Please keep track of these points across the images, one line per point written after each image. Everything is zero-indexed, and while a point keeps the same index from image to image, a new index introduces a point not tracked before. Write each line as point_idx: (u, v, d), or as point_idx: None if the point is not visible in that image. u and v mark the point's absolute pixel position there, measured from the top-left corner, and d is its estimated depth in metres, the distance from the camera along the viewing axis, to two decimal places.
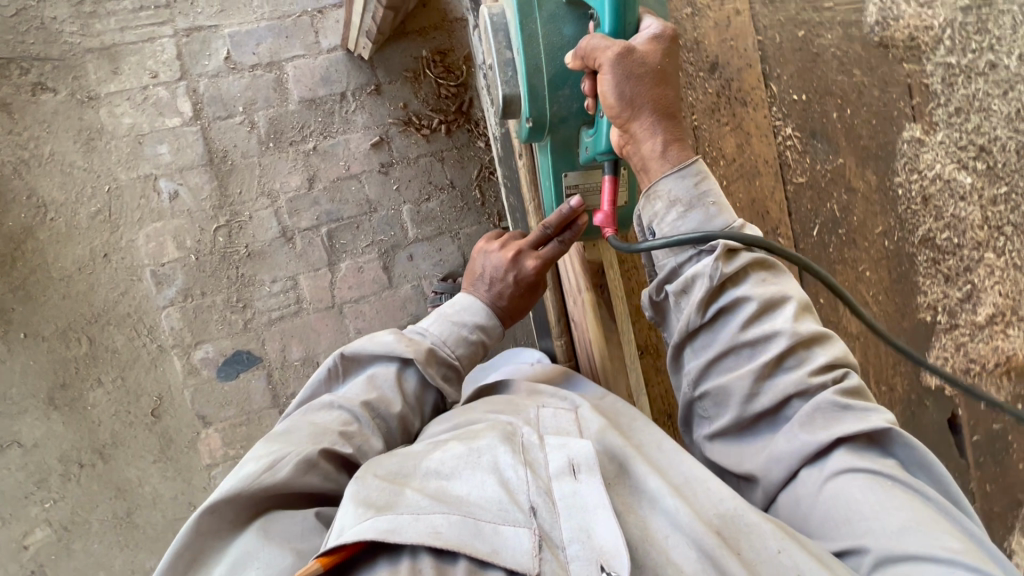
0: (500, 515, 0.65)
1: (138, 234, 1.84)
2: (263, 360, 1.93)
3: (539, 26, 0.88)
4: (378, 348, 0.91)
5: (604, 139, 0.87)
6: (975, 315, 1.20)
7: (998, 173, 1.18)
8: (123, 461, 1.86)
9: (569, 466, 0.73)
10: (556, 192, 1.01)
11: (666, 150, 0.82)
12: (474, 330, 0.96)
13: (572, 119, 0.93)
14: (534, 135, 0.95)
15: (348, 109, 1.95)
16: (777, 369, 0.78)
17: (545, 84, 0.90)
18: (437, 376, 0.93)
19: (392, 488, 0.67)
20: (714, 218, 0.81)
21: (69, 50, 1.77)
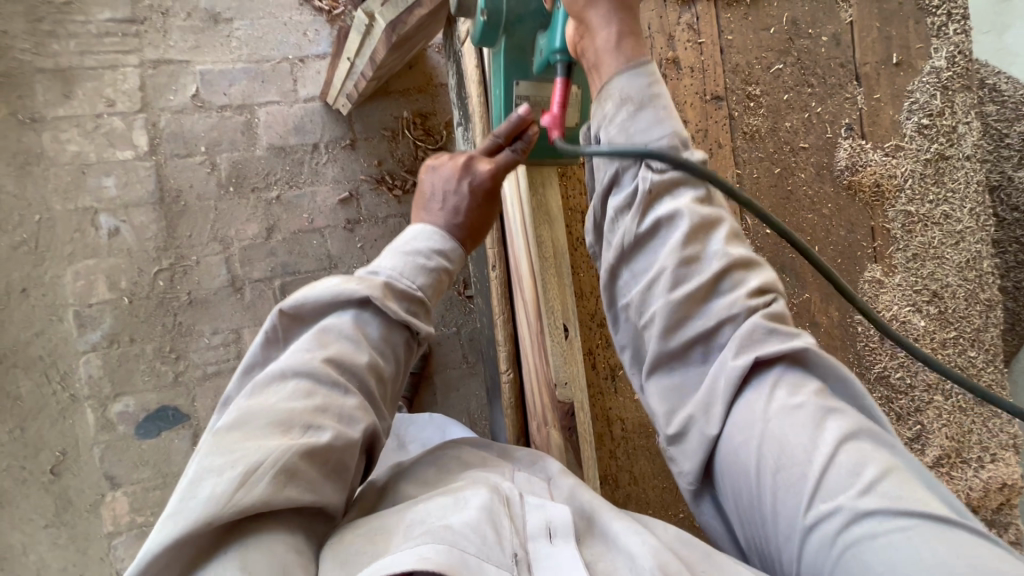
0: (482, 551, 0.50)
1: (66, 270, 1.67)
2: (190, 419, 1.76)
3: None
4: (324, 292, 0.65)
5: (559, 35, 0.71)
6: (923, 455, 1.21)
7: (947, 318, 1.23)
8: (7, 523, 1.64)
9: (547, 527, 0.57)
10: (507, 103, 0.82)
11: (621, 41, 0.65)
12: (434, 256, 0.71)
13: (531, 20, 0.76)
14: (486, 33, 0.76)
15: (319, 161, 1.88)
16: (710, 295, 0.59)
17: None
18: (402, 311, 0.67)
19: (367, 537, 0.51)
20: (664, 122, 0.64)
21: (17, 67, 1.64)
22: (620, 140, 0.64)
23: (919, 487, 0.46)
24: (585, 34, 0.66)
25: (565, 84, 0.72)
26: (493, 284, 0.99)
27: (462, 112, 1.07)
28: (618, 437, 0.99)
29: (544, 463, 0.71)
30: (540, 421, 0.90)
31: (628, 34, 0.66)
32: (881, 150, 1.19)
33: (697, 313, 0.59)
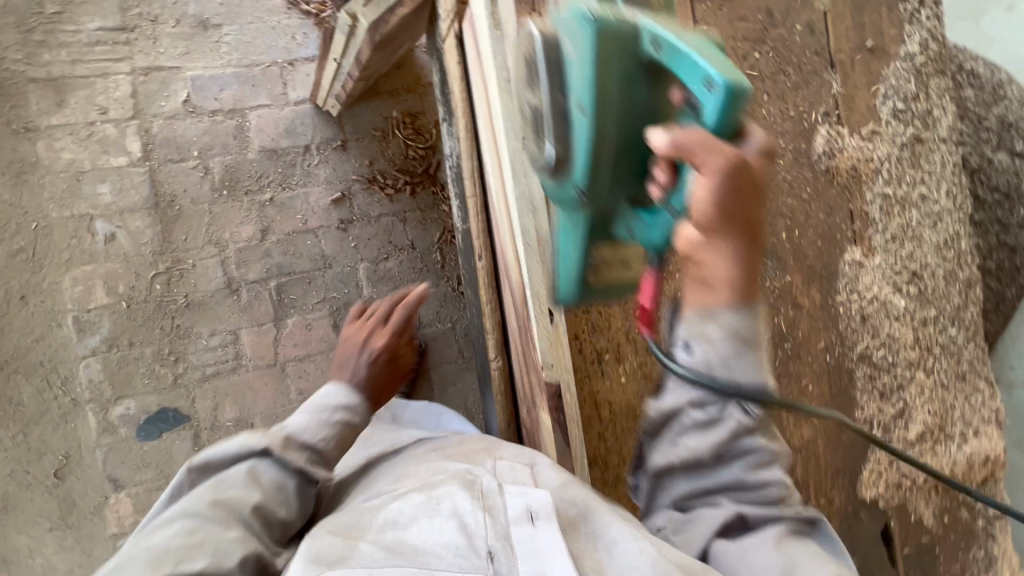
0: (453, 560, 0.61)
1: (64, 276, 1.70)
2: (191, 420, 1.79)
3: (614, 83, 0.61)
4: (228, 447, 0.80)
5: (664, 233, 0.66)
6: (907, 432, 1.23)
7: (927, 297, 1.26)
8: (13, 527, 1.66)
9: (528, 514, 0.68)
10: (576, 268, 0.75)
11: (739, 279, 0.60)
12: (336, 412, 0.92)
13: (624, 197, 0.68)
14: (573, 203, 0.69)
15: (311, 162, 1.91)
16: (765, 509, 0.68)
17: (608, 154, 0.64)
18: (297, 462, 0.82)
19: (343, 541, 0.64)
20: (759, 370, 0.64)
21: (10, 78, 1.66)
22: (708, 372, 0.64)
23: None
24: (703, 261, 0.61)
25: (652, 286, 0.73)
26: (480, 274, 1.01)
27: (444, 107, 1.10)
28: (606, 421, 1.02)
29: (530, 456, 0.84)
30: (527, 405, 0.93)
31: (746, 274, 0.61)
32: (859, 134, 1.22)
33: (722, 480, 0.70)
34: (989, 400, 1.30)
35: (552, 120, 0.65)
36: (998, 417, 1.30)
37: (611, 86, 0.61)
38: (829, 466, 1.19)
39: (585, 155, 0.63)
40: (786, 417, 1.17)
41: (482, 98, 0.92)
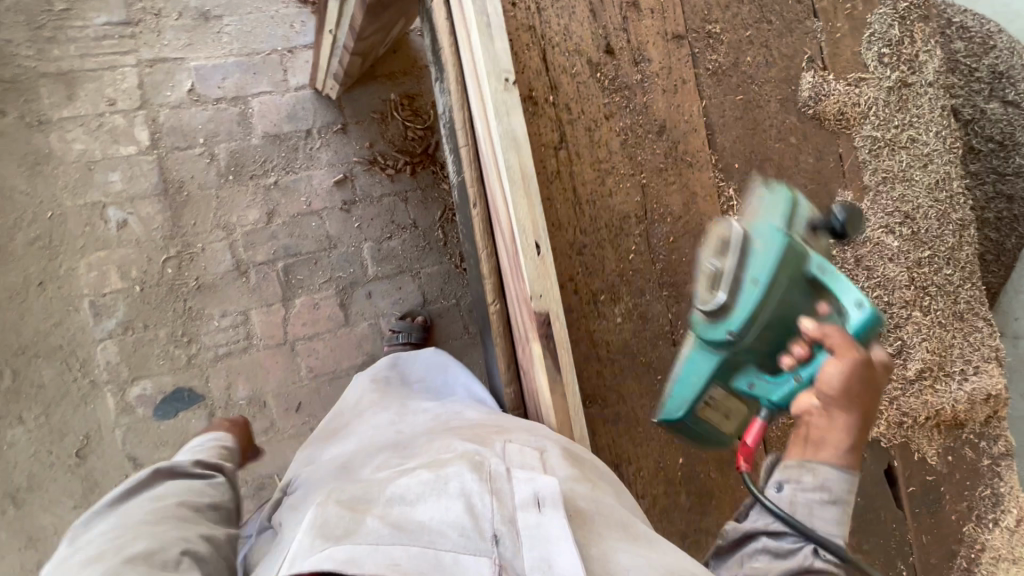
0: (461, 545, 0.65)
1: (80, 262, 1.76)
2: (206, 399, 1.84)
3: (785, 281, 0.88)
4: (117, 490, 0.98)
5: (785, 396, 0.90)
6: (905, 370, 1.25)
7: (921, 238, 1.27)
8: (38, 507, 1.72)
9: (535, 499, 0.71)
10: (697, 399, 0.98)
11: (847, 449, 0.84)
12: (211, 445, 1.25)
13: (757, 355, 0.94)
14: (719, 343, 0.93)
15: (313, 146, 1.95)
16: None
17: (760, 320, 0.90)
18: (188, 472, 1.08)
19: (351, 514, 0.66)
20: (840, 523, 0.82)
21: (23, 73, 1.73)
22: (797, 509, 0.83)
23: None
24: (832, 422, 0.84)
25: (759, 426, 0.95)
26: (475, 220, 1.04)
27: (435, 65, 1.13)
28: (604, 361, 1.05)
29: (539, 436, 0.86)
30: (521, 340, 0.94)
31: (854, 442, 0.84)
32: (845, 80, 1.24)
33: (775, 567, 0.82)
34: (988, 338, 1.30)
35: (733, 272, 0.90)
36: (998, 355, 1.31)
37: (784, 279, 0.87)
38: None
39: (750, 310, 0.89)
40: None
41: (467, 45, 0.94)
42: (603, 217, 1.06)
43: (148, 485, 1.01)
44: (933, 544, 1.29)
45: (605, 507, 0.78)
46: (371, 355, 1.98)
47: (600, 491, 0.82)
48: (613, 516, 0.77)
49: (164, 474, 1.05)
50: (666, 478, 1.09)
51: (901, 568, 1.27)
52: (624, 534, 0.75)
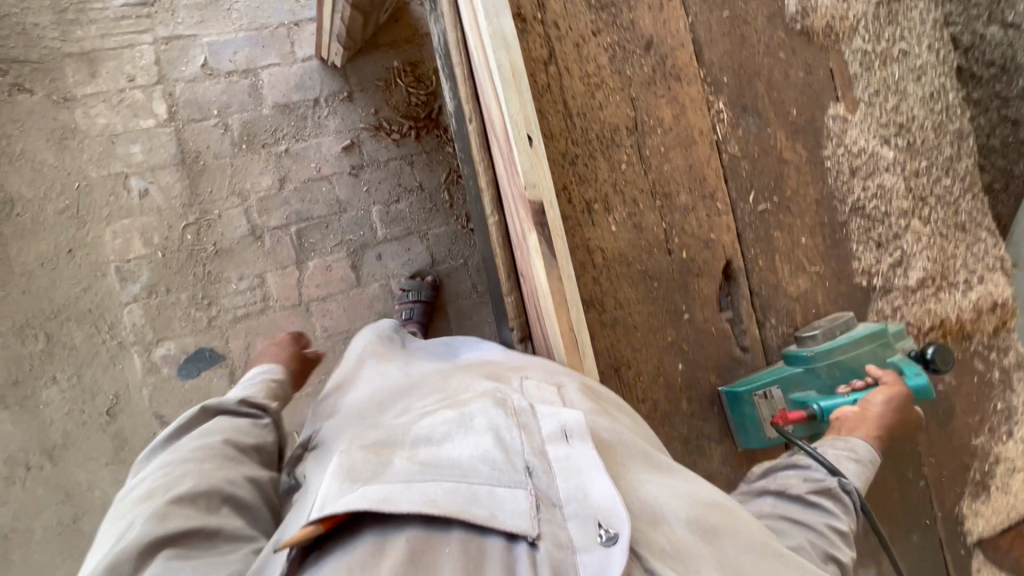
0: (494, 477, 0.64)
1: (105, 231, 1.85)
2: (226, 359, 1.91)
3: (867, 343, 1.14)
4: (173, 427, 1.00)
5: (838, 406, 1.09)
6: (906, 279, 1.25)
7: (917, 149, 1.27)
8: (74, 463, 1.80)
9: (563, 432, 0.71)
10: (768, 384, 1.11)
11: (873, 449, 1.05)
12: (263, 378, 1.26)
13: (823, 382, 1.13)
14: (805, 357, 1.12)
15: (321, 115, 2.03)
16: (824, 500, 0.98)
17: (839, 356, 1.13)
18: (239, 408, 1.09)
19: (376, 456, 0.65)
20: (859, 475, 1.02)
21: (48, 54, 1.84)
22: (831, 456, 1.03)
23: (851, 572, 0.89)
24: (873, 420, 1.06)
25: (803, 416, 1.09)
26: (472, 136, 1.08)
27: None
28: (600, 267, 1.08)
29: (556, 374, 0.87)
30: (519, 238, 0.98)
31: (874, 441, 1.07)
32: None
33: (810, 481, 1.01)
34: (993, 248, 1.30)
35: (832, 324, 1.15)
36: (1003, 264, 1.30)
37: (872, 341, 1.14)
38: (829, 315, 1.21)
39: (842, 342, 1.12)
40: (781, 268, 1.20)
41: None
42: (593, 128, 1.09)
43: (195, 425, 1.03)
44: (944, 456, 1.28)
45: (628, 443, 0.79)
46: (383, 314, 2.04)
47: (623, 425, 0.83)
48: (636, 448, 0.79)
49: (213, 412, 1.06)
50: (666, 383, 1.12)
51: (913, 480, 1.27)
52: (648, 464, 0.78)
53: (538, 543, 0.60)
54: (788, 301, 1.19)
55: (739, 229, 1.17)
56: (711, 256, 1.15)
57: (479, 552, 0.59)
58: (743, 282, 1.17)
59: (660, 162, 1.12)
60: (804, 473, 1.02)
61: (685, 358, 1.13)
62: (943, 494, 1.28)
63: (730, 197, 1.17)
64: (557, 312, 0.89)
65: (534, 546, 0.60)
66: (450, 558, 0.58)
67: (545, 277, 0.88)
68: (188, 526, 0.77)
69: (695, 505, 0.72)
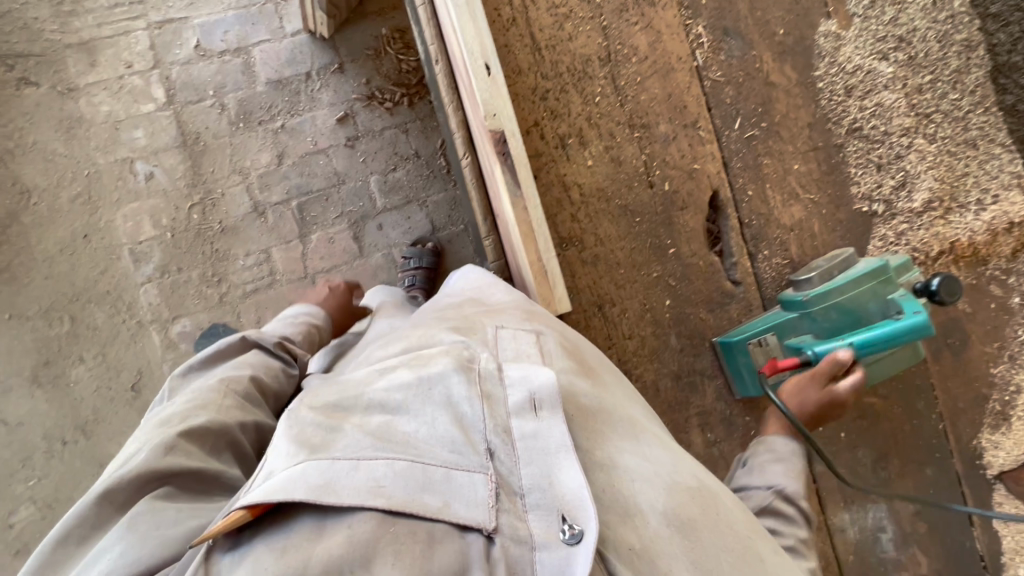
0: (452, 461, 0.64)
1: (117, 215, 1.92)
2: (239, 333, 1.97)
3: (865, 284, 1.02)
4: (209, 353, 1.07)
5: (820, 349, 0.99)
6: (911, 202, 1.18)
7: (919, 63, 1.18)
8: (105, 437, 1.89)
9: (531, 403, 0.71)
10: (754, 332, 1.06)
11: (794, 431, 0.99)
12: (305, 318, 1.33)
13: (817, 327, 1.03)
14: (795, 303, 1.04)
15: (313, 88, 2.04)
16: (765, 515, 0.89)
17: (833, 299, 1.02)
18: (278, 349, 1.15)
19: (326, 428, 0.65)
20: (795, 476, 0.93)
21: (50, 46, 1.90)
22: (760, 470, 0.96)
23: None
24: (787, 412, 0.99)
25: (794, 365, 0.99)
26: (439, 77, 1.07)
27: None
28: (577, 204, 1.05)
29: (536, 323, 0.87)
30: (488, 173, 0.98)
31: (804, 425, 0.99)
32: None
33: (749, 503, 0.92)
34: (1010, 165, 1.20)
35: (831, 266, 1.06)
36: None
37: (872, 281, 1.01)
38: (827, 244, 1.16)
39: (835, 284, 1.02)
40: (772, 197, 1.15)
41: None
42: (564, 60, 1.06)
43: (234, 353, 1.10)
44: (959, 387, 1.22)
45: (606, 409, 0.80)
46: (387, 283, 2.06)
47: (604, 391, 0.84)
48: (613, 417, 0.80)
49: (252, 344, 1.13)
50: (653, 319, 1.09)
51: (926, 413, 1.21)
52: (626, 430, 0.79)
53: (494, 536, 0.61)
54: (782, 232, 1.15)
55: (725, 158, 1.13)
56: (695, 187, 1.11)
57: (427, 539, 0.59)
58: (732, 213, 1.13)
59: (635, 93, 1.09)
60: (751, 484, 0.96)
61: (671, 295, 1.10)
62: (959, 426, 1.22)
63: (713, 125, 1.12)
64: (524, 242, 0.89)
65: (491, 538, 0.61)
66: (391, 550, 0.57)
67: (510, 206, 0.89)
68: (192, 466, 0.79)
69: (672, 491, 0.72)
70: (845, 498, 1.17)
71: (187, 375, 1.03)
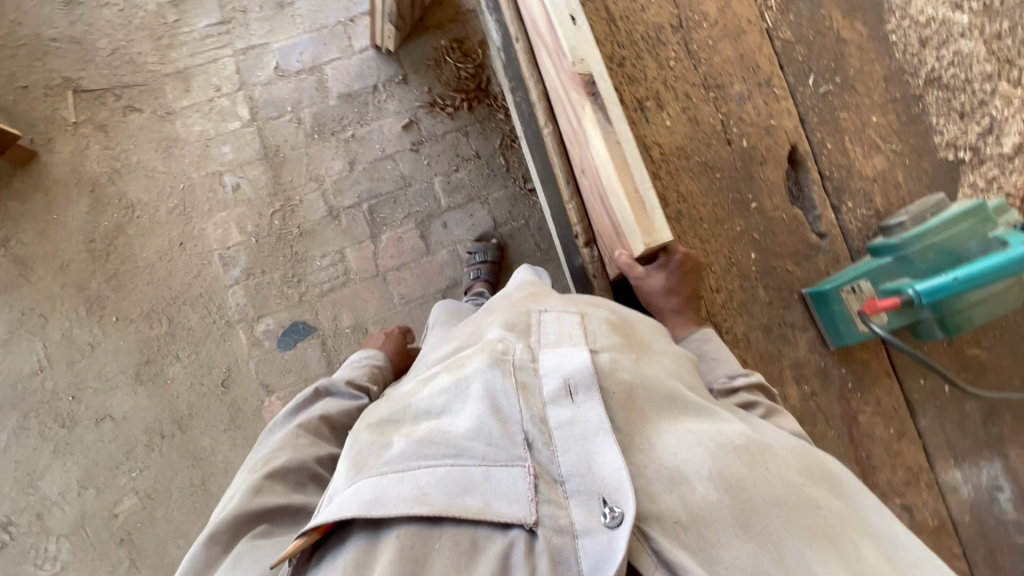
0: (488, 460, 0.74)
1: (208, 223, 2.09)
2: (317, 329, 2.08)
3: (964, 222, 1.00)
4: (288, 407, 1.16)
5: (926, 283, 0.96)
6: (1001, 147, 1.14)
7: (996, 10, 1.18)
8: (198, 431, 2.00)
9: (568, 389, 0.80)
10: (849, 278, 1.05)
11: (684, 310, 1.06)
12: (366, 361, 1.43)
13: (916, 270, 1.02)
14: (889, 248, 1.04)
15: (380, 99, 2.19)
16: None
17: (932, 239, 1.00)
18: (349, 390, 1.24)
19: (382, 442, 0.80)
20: None
21: (151, 76, 2.13)
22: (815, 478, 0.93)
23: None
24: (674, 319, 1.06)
25: (894, 304, 0.98)
26: (520, 56, 1.16)
27: None
28: (658, 163, 1.10)
29: (581, 309, 0.98)
30: (574, 128, 1.04)
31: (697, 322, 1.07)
32: None
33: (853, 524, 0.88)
34: None
35: (922, 212, 1.05)
36: None
37: (970, 221, 1.00)
38: (914, 193, 1.15)
39: (931, 224, 1.01)
40: (852, 149, 1.16)
41: None
42: (638, 30, 1.13)
43: (311, 402, 1.18)
44: None
45: (647, 384, 0.86)
46: (453, 279, 2.14)
47: (648, 370, 0.89)
48: (658, 392, 0.85)
49: (325, 393, 1.21)
50: (740, 273, 1.10)
51: None
52: (669, 405, 0.85)
53: (536, 530, 0.69)
54: (864, 183, 1.15)
55: (801, 114, 1.15)
56: (773, 142, 1.13)
57: (472, 544, 0.68)
58: (812, 166, 1.14)
59: (708, 53, 1.13)
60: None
61: (756, 249, 1.11)
62: None
63: (787, 83, 1.15)
64: (619, 174, 0.91)
65: (533, 533, 0.69)
66: (441, 553, 0.67)
67: (604, 140, 0.92)
68: (279, 502, 0.91)
69: (718, 456, 0.76)
70: (956, 455, 1.12)
71: (273, 430, 1.12)
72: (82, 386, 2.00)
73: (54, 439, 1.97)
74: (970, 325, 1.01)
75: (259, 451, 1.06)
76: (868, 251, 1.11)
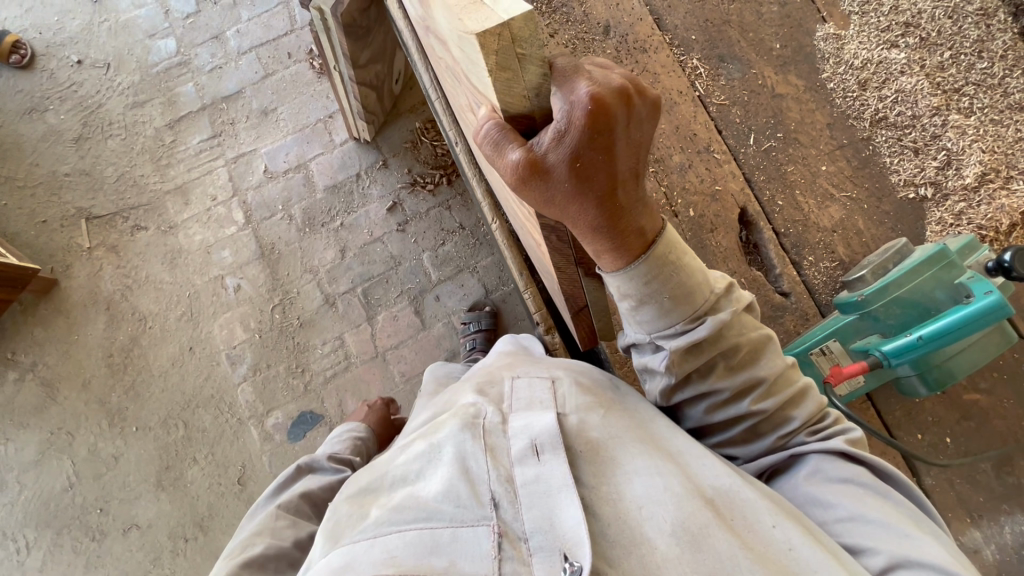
0: (455, 521, 0.71)
1: (214, 325, 2.19)
2: (325, 417, 2.11)
3: (925, 271, 0.99)
4: (273, 487, 1.21)
5: (892, 344, 0.97)
6: (963, 178, 1.11)
7: (933, 42, 1.17)
8: (219, 531, 2.02)
9: (534, 448, 0.78)
10: (817, 339, 1.04)
11: (606, 229, 0.66)
12: (349, 433, 1.47)
13: (882, 325, 1.02)
14: (855, 305, 1.02)
15: (364, 185, 2.29)
16: (798, 462, 0.83)
17: (894, 291, 1.00)
18: (333, 464, 1.28)
19: (358, 511, 0.75)
20: (829, 436, 0.81)
21: (154, 195, 2.29)
22: (745, 436, 0.85)
23: (904, 542, 0.70)
24: (599, 252, 0.70)
25: (862, 369, 0.99)
26: (460, 156, 1.20)
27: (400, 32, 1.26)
28: None
29: (551, 370, 0.95)
30: (446, 51, 0.74)
31: (638, 245, 0.70)
32: None
33: (775, 458, 0.83)
34: None
35: (881, 260, 1.03)
36: None
37: (928, 269, 0.99)
38: (878, 238, 1.12)
39: (893, 276, 0.99)
40: (805, 203, 1.14)
41: (402, 24, 1.19)
42: None
43: (294, 479, 1.23)
44: None
45: (618, 435, 0.82)
46: (451, 350, 2.16)
47: (619, 417, 0.86)
48: (630, 436, 0.82)
49: (309, 468, 1.25)
50: None
51: None
52: (643, 446, 0.81)
53: None
54: (824, 235, 1.13)
55: (746, 174, 1.16)
56: (721, 208, 1.13)
57: None
58: (765, 225, 1.13)
59: None
60: (777, 428, 0.83)
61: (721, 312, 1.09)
62: None
63: (727, 147, 1.16)
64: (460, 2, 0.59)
65: None
66: None
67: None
68: None
69: (684, 505, 0.73)
70: (971, 512, 1.08)
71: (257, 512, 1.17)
72: (109, 498, 2.07)
73: (85, 554, 2.02)
74: (952, 378, 0.98)
75: (240, 535, 1.09)
76: (835, 306, 1.08)
